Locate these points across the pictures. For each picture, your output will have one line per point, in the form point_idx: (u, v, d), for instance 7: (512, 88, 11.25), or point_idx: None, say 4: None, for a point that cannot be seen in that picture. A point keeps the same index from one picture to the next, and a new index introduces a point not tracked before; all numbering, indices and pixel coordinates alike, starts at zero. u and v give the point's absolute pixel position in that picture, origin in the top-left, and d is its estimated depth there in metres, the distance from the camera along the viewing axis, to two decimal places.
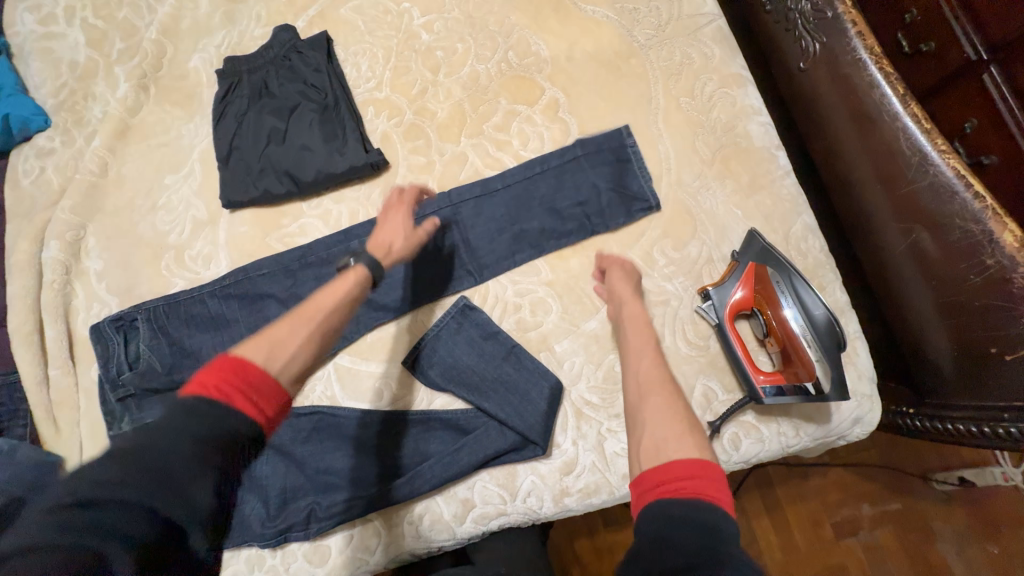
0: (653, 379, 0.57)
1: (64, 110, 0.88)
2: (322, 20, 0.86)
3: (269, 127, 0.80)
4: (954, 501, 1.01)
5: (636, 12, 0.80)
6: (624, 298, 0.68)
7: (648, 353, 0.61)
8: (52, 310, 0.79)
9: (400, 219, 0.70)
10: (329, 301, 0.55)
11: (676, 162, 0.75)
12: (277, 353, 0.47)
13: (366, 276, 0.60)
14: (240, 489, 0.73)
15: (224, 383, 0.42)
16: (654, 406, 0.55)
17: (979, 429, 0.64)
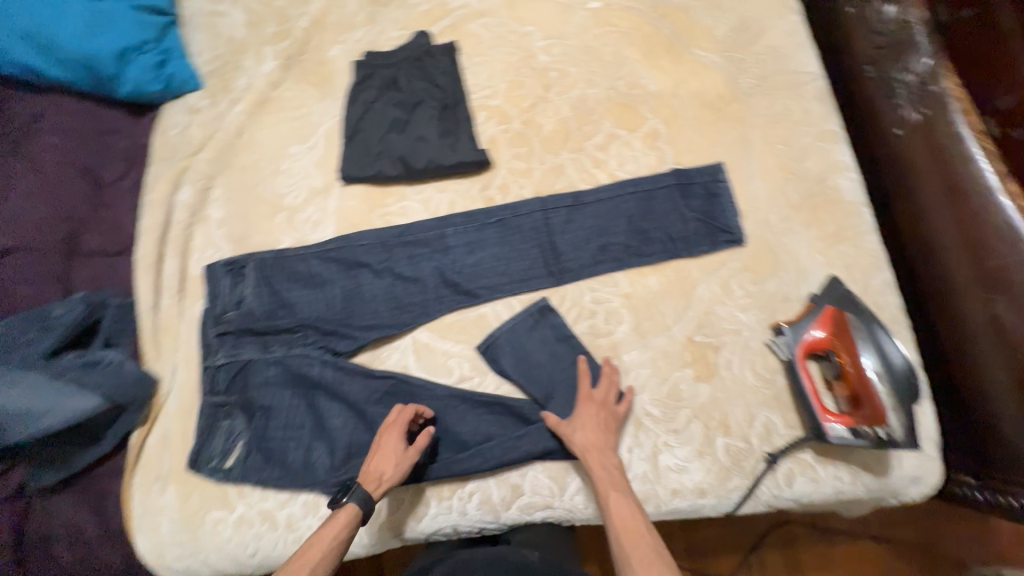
0: (634, 528, 0.60)
1: (216, 76, 1.01)
2: (452, 31, 0.97)
3: (393, 116, 0.89)
4: None
5: (742, 62, 0.87)
6: (593, 450, 0.68)
7: (614, 492, 0.64)
8: (175, 245, 0.88)
9: (394, 443, 0.70)
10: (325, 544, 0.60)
11: (765, 202, 0.79)
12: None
13: (358, 512, 0.64)
14: (310, 436, 0.78)
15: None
16: (638, 559, 0.57)
17: None
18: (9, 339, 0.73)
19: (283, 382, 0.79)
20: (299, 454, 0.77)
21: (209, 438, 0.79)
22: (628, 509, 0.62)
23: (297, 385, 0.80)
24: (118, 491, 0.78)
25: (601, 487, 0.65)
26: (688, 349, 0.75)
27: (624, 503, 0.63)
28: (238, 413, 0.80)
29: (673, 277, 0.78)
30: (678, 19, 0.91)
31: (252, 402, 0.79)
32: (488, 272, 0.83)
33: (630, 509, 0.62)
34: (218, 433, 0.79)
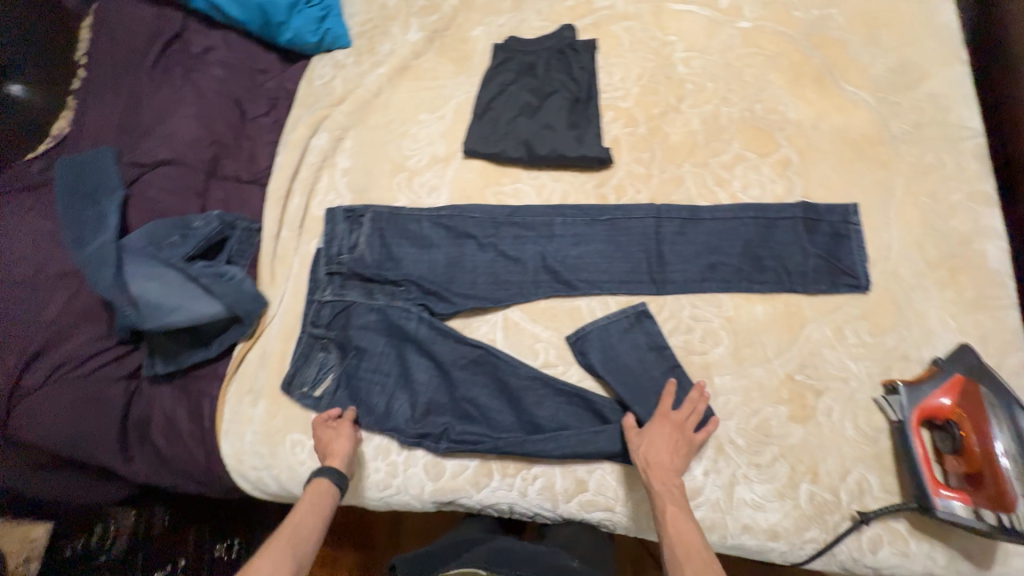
0: (693, 547, 0.59)
1: (364, 38, 1.08)
2: (594, 29, 0.98)
3: (526, 101, 0.92)
4: None
5: (897, 106, 0.83)
6: (655, 465, 0.66)
7: (672, 507, 0.63)
8: (303, 184, 0.95)
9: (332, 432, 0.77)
10: (297, 516, 0.66)
11: (897, 253, 0.75)
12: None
13: (323, 483, 0.71)
14: (394, 386, 0.81)
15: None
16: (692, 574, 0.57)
17: None
18: (156, 238, 0.83)
19: (380, 329, 0.83)
20: (381, 400, 0.81)
21: (303, 365, 0.84)
22: (684, 524, 0.61)
23: (392, 335, 0.83)
24: (215, 394, 0.86)
25: (657, 499, 0.64)
26: (786, 386, 0.72)
27: (681, 518, 0.62)
28: (332, 349, 0.85)
29: (782, 310, 0.76)
30: (833, 52, 0.88)
31: (348, 341, 0.83)
32: (590, 267, 0.84)
33: (688, 527, 0.61)
34: (312, 363, 0.84)
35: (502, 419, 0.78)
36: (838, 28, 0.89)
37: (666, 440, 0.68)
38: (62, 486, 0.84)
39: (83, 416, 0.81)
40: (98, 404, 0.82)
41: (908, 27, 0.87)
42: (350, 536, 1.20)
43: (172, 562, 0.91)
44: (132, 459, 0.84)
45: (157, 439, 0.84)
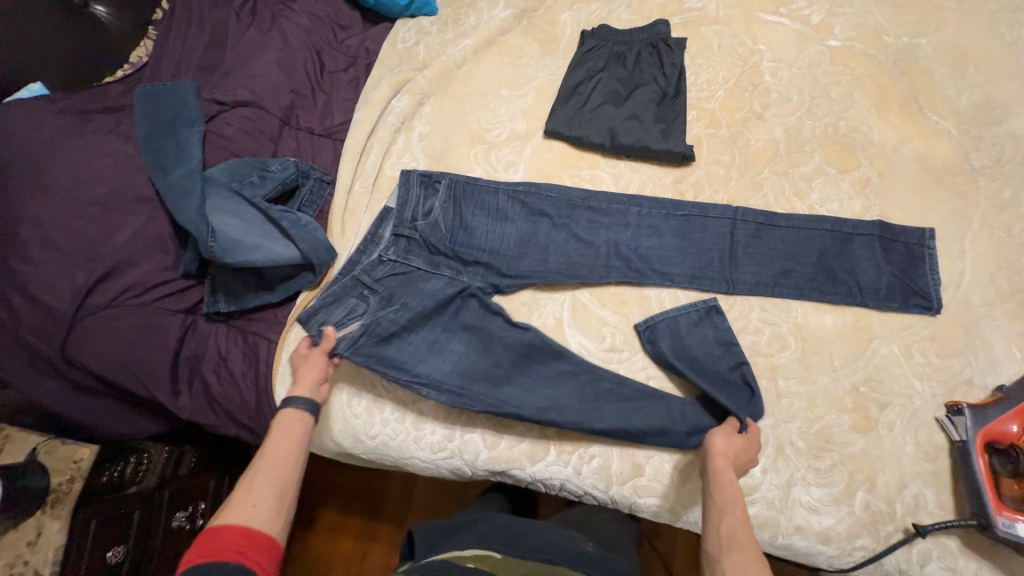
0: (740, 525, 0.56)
1: (451, 8, 1.07)
2: (684, 28, 0.99)
3: (613, 91, 0.93)
4: None
5: (978, 140, 0.85)
6: (726, 457, 0.65)
7: (729, 486, 0.61)
8: (381, 144, 0.96)
9: (306, 364, 0.74)
10: (269, 448, 0.62)
11: (969, 281, 0.77)
12: (257, 508, 0.56)
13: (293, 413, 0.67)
14: (424, 345, 0.80)
15: (210, 554, 0.50)
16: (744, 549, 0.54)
17: None
18: (238, 176, 0.83)
19: (432, 293, 0.82)
20: (408, 353, 0.79)
21: (332, 306, 0.82)
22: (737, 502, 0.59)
23: (442, 302, 0.82)
24: (273, 339, 0.85)
25: (720, 476, 0.62)
26: (850, 396, 0.74)
27: (732, 492, 0.60)
28: (370, 297, 0.83)
29: (851, 322, 0.77)
30: (920, 81, 0.89)
31: (394, 299, 0.82)
32: (662, 259, 0.84)
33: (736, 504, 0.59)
34: (342, 305, 0.82)
35: (538, 399, 0.77)
36: (927, 58, 0.91)
37: (728, 442, 0.67)
38: (107, 412, 0.83)
39: (138, 342, 0.80)
40: (154, 333, 0.81)
41: (996, 65, 0.89)
42: (360, 504, 1.18)
43: (193, 506, 0.89)
44: (178, 394, 0.82)
45: (208, 375, 0.83)
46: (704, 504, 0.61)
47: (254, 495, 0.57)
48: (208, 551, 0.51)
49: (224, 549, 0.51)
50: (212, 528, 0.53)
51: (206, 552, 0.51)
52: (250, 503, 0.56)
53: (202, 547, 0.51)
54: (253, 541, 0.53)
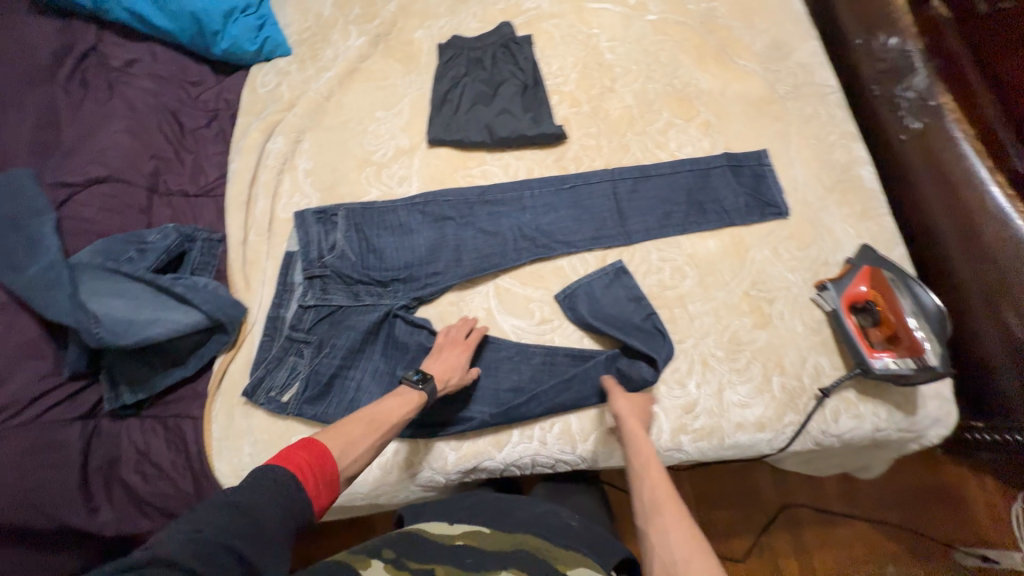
0: (667, 493, 0.63)
1: (305, 46, 1.08)
2: (527, 27, 1.09)
3: (479, 91, 1.00)
4: (921, 559, 1.36)
5: (777, 73, 1.03)
6: (628, 418, 0.73)
7: (652, 460, 0.67)
8: (266, 188, 0.93)
9: (456, 354, 0.79)
10: (391, 416, 0.68)
11: (804, 184, 0.93)
12: (348, 452, 0.61)
13: (424, 401, 0.72)
14: (370, 382, 0.82)
15: (307, 461, 0.56)
16: (670, 515, 0.61)
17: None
18: (112, 254, 0.77)
19: (359, 328, 0.83)
20: (357, 394, 0.80)
21: (274, 371, 0.81)
22: (659, 473, 0.66)
23: (368, 332, 0.83)
24: (199, 415, 0.79)
25: (641, 451, 0.69)
26: (745, 301, 0.85)
27: (654, 463, 0.67)
28: (305, 351, 0.82)
29: (729, 241, 0.90)
30: (723, 36, 1.07)
31: (330, 344, 0.83)
32: (564, 230, 0.92)
33: (659, 475, 0.66)
34: (282, 367, 0.81)
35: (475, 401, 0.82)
36: (723, 16, 1.09)
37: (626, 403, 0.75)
38: None
39: (29, 468, 0.69)
40: (48, 452, 0.70)
41: (773, 13, 1.09)
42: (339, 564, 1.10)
43: None
44: (95, 511, 0.71)
45: (129, 478, 0.74)
46: (629, 476, 0.68)
47: (352, 442, 0.63)
48: (308, 455, 0.57)
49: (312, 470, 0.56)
50: (316, 441, 0.60)
51: (303, 456, 0.57)
52: (352, 454, 0.62)
53: (303, 452, 0.57)
54: (329, 469, 0.58)
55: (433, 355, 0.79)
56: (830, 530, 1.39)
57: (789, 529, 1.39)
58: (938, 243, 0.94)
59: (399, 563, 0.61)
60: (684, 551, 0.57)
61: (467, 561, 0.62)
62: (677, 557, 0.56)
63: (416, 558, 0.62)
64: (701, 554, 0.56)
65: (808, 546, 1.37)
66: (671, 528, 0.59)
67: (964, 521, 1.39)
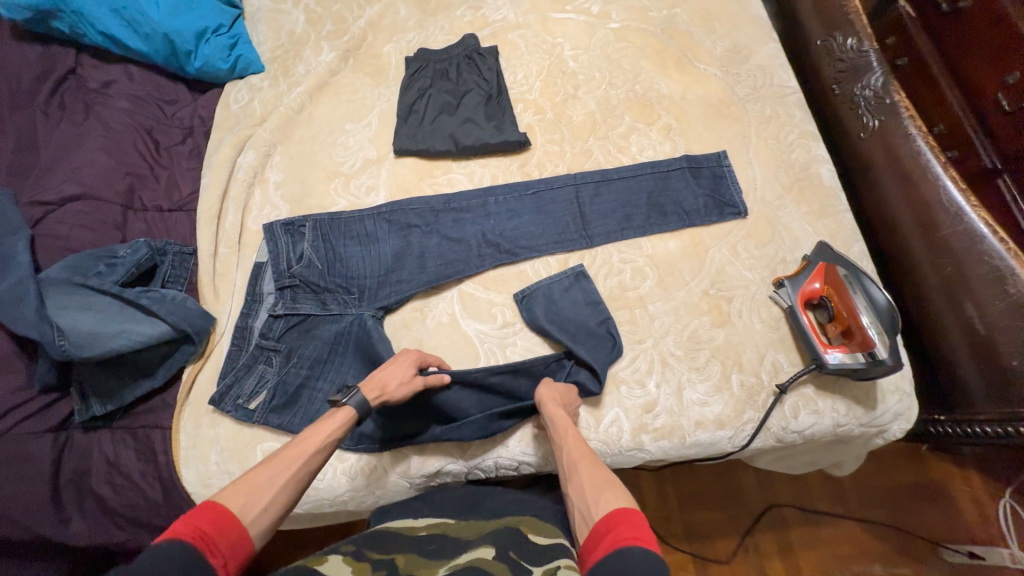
0: (580, 454, 0.68)
1: (277, 62, 1.11)
2: (493, 38, 1.12)
3: (444, 102, 1.02)
4: (907, 557, 1.35)
5: (737, 75, 1.05)
6: (549, 400, 0.75)
7: (567, 426, 0.71)
8: (236, 202, 0.96)
9: (402, 367, 0.76)
10: (305, 448, 0.63)
11: (763, 184, 0.95)
12: (253, 503, 0.56)
13: (352, 417, 0.69)
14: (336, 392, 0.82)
15: (202, 525, 0.51)
16: (584, 470, 0.65)
17: (1005, 429, 0.80)
18: (82, 269, 0.79)
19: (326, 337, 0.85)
20: (321, 404, 0.81)
21: (242, 379, 0.83)
22: (570, 436, 0.70)
23: (337, 341, 0.86)
24: (167, 425, 0.81)
25: (555, 422, 0.73)
26: (704, 300, 0.86)
27: (568, 430, 0.71)
28: (275, 359, 0.85)
29: (690, 241, 0.91)
30: (684, 41, 1.09)
31: (298, 352, 0.85)
32: (526, 234, 0.94)
33: (573, 438, 0.70)
34: (251, 376, 0.83)
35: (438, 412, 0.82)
36: (684, 22, 1.11)
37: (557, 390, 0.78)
38: None
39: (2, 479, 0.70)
40: (22, 463, 0.72)
41: (733, 17, 1.11)
42: None
43: None
44: (67, 521, 0.73)
45: (101, 488, 0.76)
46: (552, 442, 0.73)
47: (260, 490, 0.58)
48: (198, 521, 0.52)
49: (212, 538, 0.51)
50: (218, 502, 0.54)
51: (201, 523, 0.51)
52: (262, 503, 0.57)
53: (195, 519, 0.52)
54: (230, 529, 0.53)
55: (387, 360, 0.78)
56: (816, 528, 1.38)
57: (775, 527, 1.38)
58: (898, 237, 0.95)
59: (357, 554, 0.60)
60: (594, 493, 0.62)
61: (431, 548, 0.63)
62: (589, 498, 0.61)
63: (378, 549, 0.62)
64: (610, 489, 0.61)
65: (793, 547, 1.37)
66: (584, 476, 0.64)
67: (951, 517, 1.38)
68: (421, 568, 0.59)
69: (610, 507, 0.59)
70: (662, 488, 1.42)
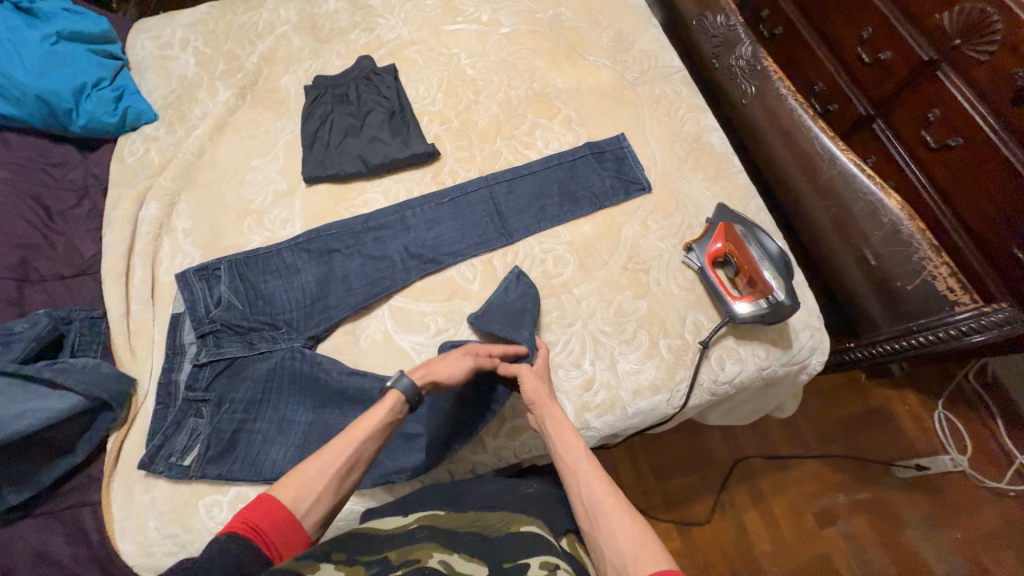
0: (599, 492, 0.63)
1: (171, 109, 1.09)
2: (390, 57, 1.14)
3: (347, 125, 1.02)
4: (865, 482, 1.44)
5: (625, 61, 1.12)
6: (553, 418, 0.73)
7: (585, 458, 0.67)
8: (142, 256, 0.92)
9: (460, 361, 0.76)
10: (369, 427, 0.66)
11: (661, 159, 1.01)
12: (304, 496, 0.60)
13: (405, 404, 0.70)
14: (274, 432, 0.81)
15: (256, 518, 0.57)
16: (612, 513, 0.61)
17: (906, 343, 0.86)
18: None
19: (257, 378, 0.84)
20: (259, 446, 0.80)
21: (173, 435, 0.80)
22: (591, 476, 0.65)
23: (267, 379, 0.84)
24: (97, 500, 0.77)
25: (573, 457, 0.68)
26: (624, 275, 0.91)
27: (585, 462, 0.67)
28: (206, 409, 0.82)
29: (603, 223, 0.95)
30: (572, 36, 1.15)
31: (228, 397, 0.83)
32: (448, 241, 0.95)
33: (593, 474, 0.65)
34: (182, 431, 0.80)
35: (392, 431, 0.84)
36: (569, 19, 1.17)
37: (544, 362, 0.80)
38: None
39: None
40: None
41: (614, 8, 1.18)
42: None
43: None
44: None
45: None
46: (562, 473, 0.69)
47: (312, 481, 0.61)
48: (255, 515, 0.57)
49: (264, 530, 0.57)
50: (271, 497, 0.59)
51: (255, 516, 0.57)
52: (313, 499, 0.61)
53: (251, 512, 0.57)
54: (279, 518, 0.58)
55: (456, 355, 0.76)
56: (783, 472, 1.46)
57: (745, 480, 1.45)
58: (788, 189, 1.03)
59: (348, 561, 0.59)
60: (630, 548, 0.58)
61: (422, 535, 0.67)
62: (625, 555, 0.57)
63: (365, 553, 0.62)
64: (645, 541, 0.58)
65: (764, 494, 1.43)
66: (614, 525, 0.60)
67: (900, 437, 1.49)
68: (414, 550, 0.63)
69: (648, 566, 0.55)
70: (636, 465, 1.46)
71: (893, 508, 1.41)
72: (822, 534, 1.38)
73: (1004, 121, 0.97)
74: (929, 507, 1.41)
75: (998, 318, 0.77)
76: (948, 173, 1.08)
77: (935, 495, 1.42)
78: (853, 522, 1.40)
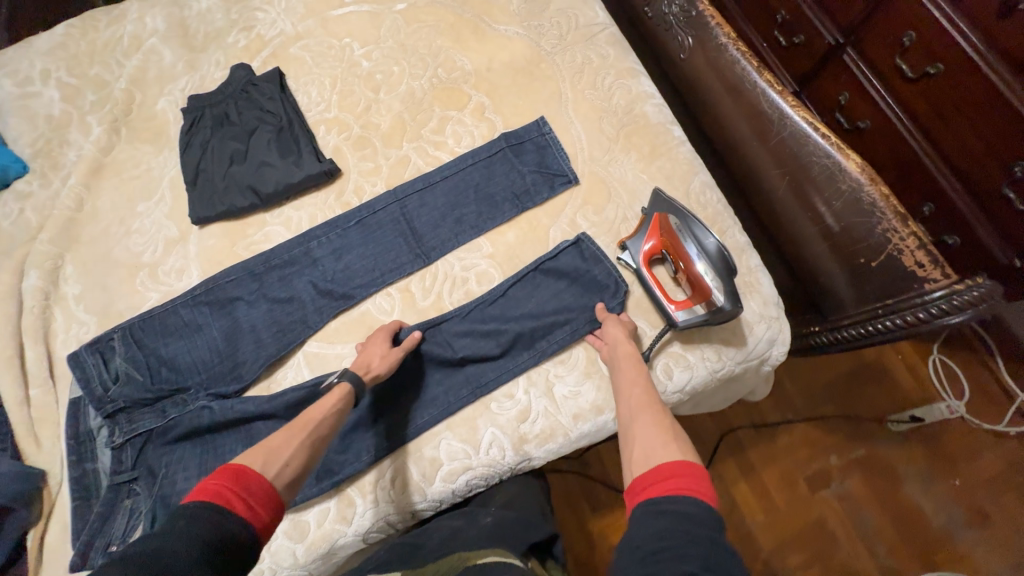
0: (644, 404, 0.63)
1: (41, 157, 0.97)
2: (274, 59, 1.00)
3: (232, 149, 0.90)
4: (857, 439, 1.39)
5: (541, 27, 0.96)
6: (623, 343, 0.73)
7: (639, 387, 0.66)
8: (32, 333, 0.85)
9: (379, 343, 0.76)
10: (318, 412, 0.67)
11: (589, 142, 0.88)
12: (274, 460, 0.59)
13: (348, 391, 0.70)
14: None
15: (224, 482, 0.53)
16: (650, 419, 0.60)
17: (874, 327, 0.76)
18: None
19: (177, 450, 0.78)
20: None
21: (108, 524, 0.75)
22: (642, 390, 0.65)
23: (189, 450, 0.78)
24: None
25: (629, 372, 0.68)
26: None
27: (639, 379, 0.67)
28: (139, 487, 0.78)
29: (527, 227, 0.85)
30: (477, 3, 0.98)
31: (153, 473, 0.78)
32: (358, 271, 0.86)
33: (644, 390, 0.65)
34: (120, 514, 0.76)
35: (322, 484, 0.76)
36: None
37: (620, 332, 0.75)
38: None
39: None
40: None
41: None
42: None
43: None
44: None
45: None
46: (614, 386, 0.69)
47: (278, 450, 0.60)
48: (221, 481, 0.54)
49: (235, 493, 0.53)
50: (235, 463, 0.56)
51: (223, 482, 0.53)
52: (284, 462, 0.59)
53: (222, 476, 0.54)
54: (246, 480, 0.55)
55: (365, 342, 0.78)
56: (773, 440, 1.40)
57: (733, 453, 1.40)
58: (738, 155, 0.90)
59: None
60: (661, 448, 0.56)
61: None
62: (655, 448, 0.56)
63: None
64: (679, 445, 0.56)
65: (755, 465, 1.38)
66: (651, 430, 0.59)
67: (892, 388, 1.43)
68: None
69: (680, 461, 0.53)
70: None
71: (887, 463, 1.36)
72: (816, 498, 1.35)
73: (989, 37, 0.82)
74: (926, 458, 1.36)
75: (974, 296, 0.66)
76: (924, 107, 0.93)
77: (931, 445, 1.37)
78: (847, 483, 1.36)
